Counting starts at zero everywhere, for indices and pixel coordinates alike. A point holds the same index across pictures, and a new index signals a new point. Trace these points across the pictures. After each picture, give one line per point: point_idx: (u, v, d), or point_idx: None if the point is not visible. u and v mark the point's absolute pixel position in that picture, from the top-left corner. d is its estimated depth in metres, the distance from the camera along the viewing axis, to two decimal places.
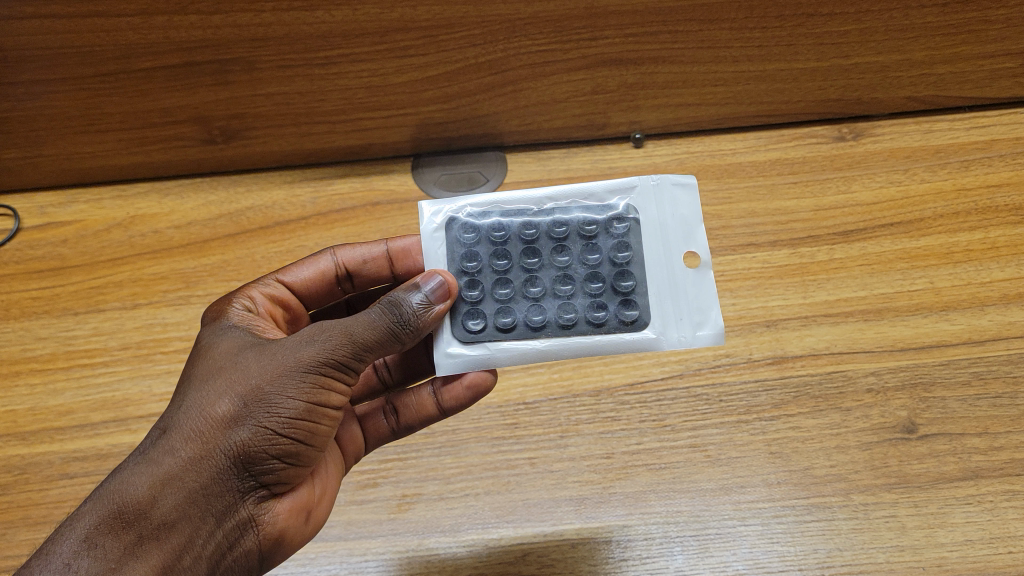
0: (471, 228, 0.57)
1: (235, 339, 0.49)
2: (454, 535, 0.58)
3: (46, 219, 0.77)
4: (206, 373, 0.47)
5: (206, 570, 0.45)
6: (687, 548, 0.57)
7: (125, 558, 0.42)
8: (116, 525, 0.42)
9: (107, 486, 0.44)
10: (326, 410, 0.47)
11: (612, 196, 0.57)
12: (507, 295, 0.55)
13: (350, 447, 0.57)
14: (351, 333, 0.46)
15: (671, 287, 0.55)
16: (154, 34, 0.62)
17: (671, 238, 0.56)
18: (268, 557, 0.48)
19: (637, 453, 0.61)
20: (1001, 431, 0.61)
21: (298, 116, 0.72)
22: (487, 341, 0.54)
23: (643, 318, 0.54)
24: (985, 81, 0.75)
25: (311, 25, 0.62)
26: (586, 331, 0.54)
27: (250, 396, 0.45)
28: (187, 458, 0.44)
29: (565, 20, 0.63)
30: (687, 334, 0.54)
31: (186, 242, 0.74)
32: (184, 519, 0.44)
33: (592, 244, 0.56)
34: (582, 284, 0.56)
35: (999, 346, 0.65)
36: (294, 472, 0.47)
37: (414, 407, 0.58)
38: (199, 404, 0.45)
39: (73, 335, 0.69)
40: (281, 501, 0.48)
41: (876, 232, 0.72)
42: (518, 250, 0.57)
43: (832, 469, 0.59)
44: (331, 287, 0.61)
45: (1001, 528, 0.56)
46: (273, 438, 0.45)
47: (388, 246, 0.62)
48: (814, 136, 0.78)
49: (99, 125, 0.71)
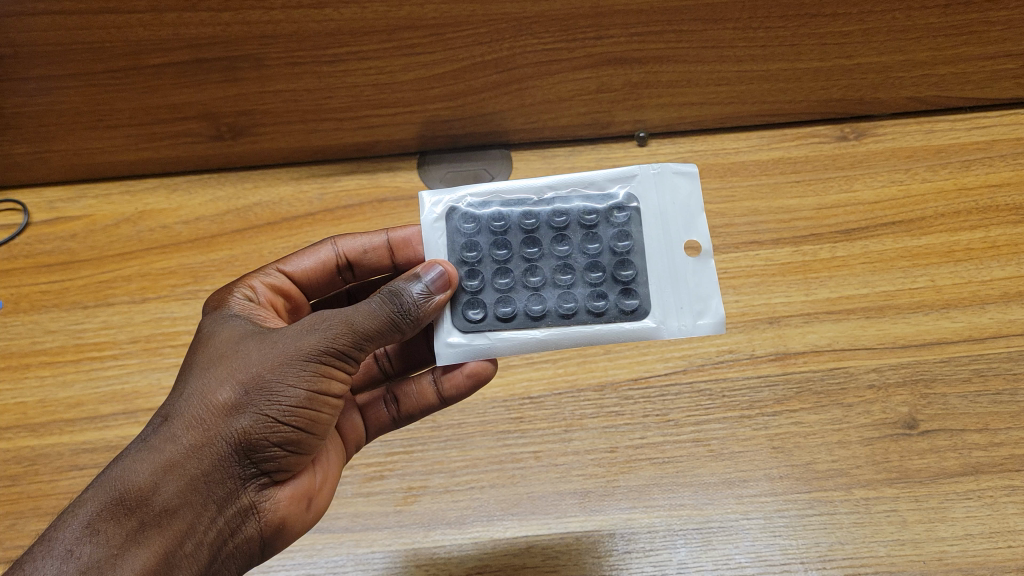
0: (471, 218, 0.57)
1: (236, 328, 0.50)
2: (460, 527, 0.59)
3: (55, 214, 0.78)
4: (207, 361, 0.47)
5: (207, 557, 0.45)
6: (690, 541, 0.57)
7: (127, 545, 0.43)
8: (118, 512, 0.43)
9: (109, 473, 0.44)
10: (326, 399, 0.47)
11: (612, 185, 0.58)
12: (507, 285, 0.56)
13: (352, 436, 0.57)
14: (352, 323, 0.47)
15: (671, 276, 0.55)
16: (165, 31, 0.63)
17: (671, 227, 0.56)
18: (269, 544, 0.49)
19: (641, 447, 0.62)
20: (1001, 428, 0.61)
21: (305, 112, 0.72)
22: (487, 330, 0.55)
23: (643, 307, 0.55)
24: (986, 81, 0.75)
25: (320, 22, 0.62)
26: (586, 320, 0.55)
27: (251, 384, 0.45)
28: (189, 446, 0.44)
29: (571, 18, 0.64)
30: (688, 323, 0.55)
31: (194, 237, 0.75)
32: (185, 506, 0.44)
33: (592, 233, 0.57)
34: (583, 273, 0.56)
35: (999, 343, 0.65)
36: (295, 460, 0.48)
37: (414, 395, 0.58)
38: (200, 391, 0.46)
39: (82, 329, 0.70)
40: (283, 488, 0.49)
41: (878, 230, 0.72)
42: (518, 240, 0.57)
43: (833, 464, 0.60)
44: (332, 276, 0.62)
45: (1001, 522, 0.57)
46: (274, 426, 0.45)
47: (389, 236, 0.62)
48: (816, 135, 0.79)
49: (109, 120, 0.72)
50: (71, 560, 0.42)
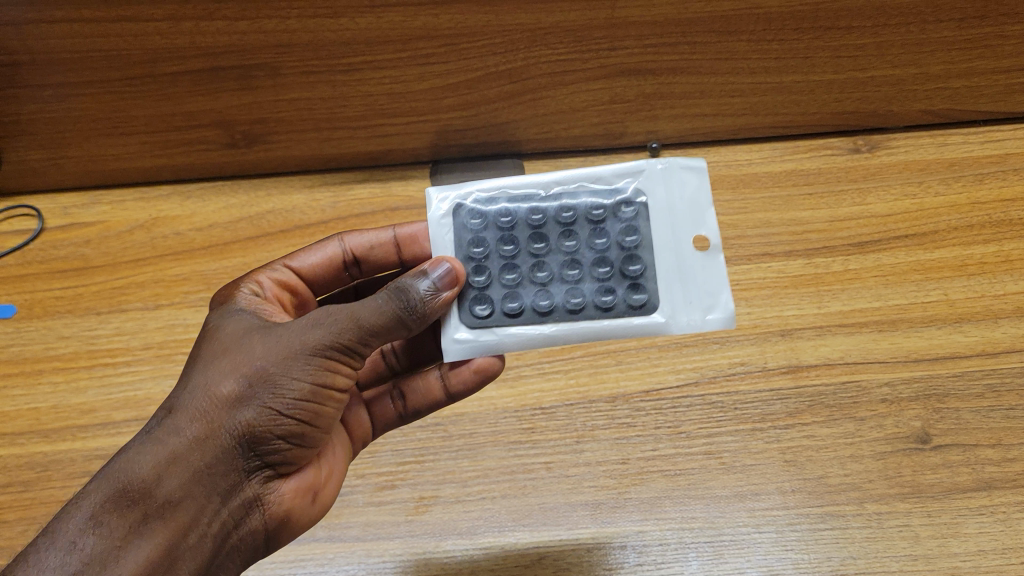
0: (478, 214, 0.57)
1: (242, 320, 0.49)
2: (470, 537, 0.59)
3: (69, 219, 0.77)
4: (211, 354, 0.47)
5: (210, 549, 0.45)
6: (701, 554, 0.57)
7: (130, 537, 0.42)
8: (120, 504, 0.43)
9: (112, 465, 0.44)
10: (331, 392, 0.47)
11: (620, 179, 0.57)
12: (514, 280, 0.56)
13: (358, 432, 0.58)
14: (358, 317, 0.47)
15: (679, 272, 0.55)
16: (181, 39, 0.63)
17: (679, 222, 0.56)
18: (274, 537, 0.50)
19: (652, 459, 0.61)
20: (1014, 443, 0.61)
21: (319, 121, 0.73)
22: (494, 327, 0.55)
23: (652, 302, 0.55)
24: (1000, 95, 0.76)
25: (335, 31, 0.63)
26: (595, 316, 0.55)
27: (255, 376, 0.45)
28: (192, 438, 0.44)
29: (585, 30, 0.64)
30: (698, 318, 0.54)
31: (207, 244, 0.74)
32: (189, 498, 0.44)
33: (600, 228, 0.57)
34: (590, 268, 0.56)
35: (1013, 358, 0.65)
36: (297, 454, 0.48)
37: (421, 391, 0.59)
38: (204, 384, 0.46)
39: (96, 335, 0.69)
40: (287, 480, 0.49)
41: (891, 243, 0.72)
42: (526, 235, 0.57)
43: (846, 478, 0.60)
44: (339, 272, 0.62)
45: (1013, 538, 0.57)
46: (278, 420, 0.45)
47: (396, 233, 0.63)
48: (829, 147, 0.79)
49: (125, 127, 0.72)
50: (73, 552, 0.41)
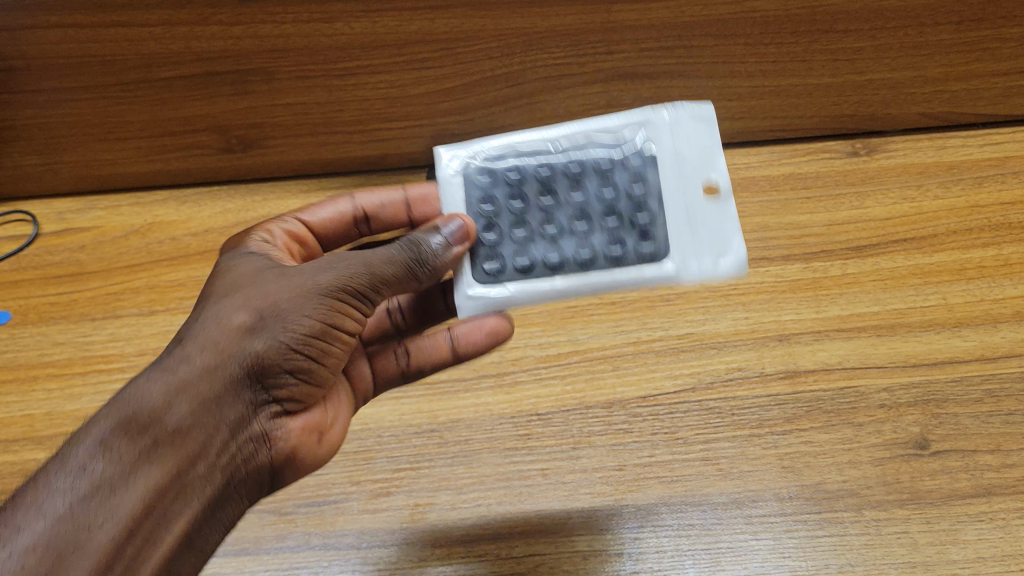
0: (481, 170, 0.53)
1: (252, 263, 0.50)
2: (465, 545, 0.58)
3: (64, 225, 0.77)
4: (223, 291, 0.47)
5: (215, 481, 0.45)
6: (698, 561, 0.56)
7: (139, 461, 0.41)
8: (131, 429, 0.41)
9: (121, 393, 0.43)
10: (339, 334, 0.48)
11: (627, 128, 0.53)
12: (523, 236, 0.53)
13: (360, 385, 0.58)
14: (368, 263, 0.47)
15: (689, 220, 0.52)
16: (176, 44, 0.63)
17: (688, 170, 0.52)
18: (276, 475, 0.50)
19: (649, 465, 0.61)
20: (1013, 449, 0.61)
21: (315, 126, 0.72)
22: (504, 283, 0.52)
23: (662, 250, 0.52)
24: (1000, 98, 0.75)
25: (329, 36, 0.63)
26: (606, 267, 0.52)
27: (268, 311, 0.45)
28: (204, 367, 0.44)
29: (580, 34, 0.64)
30: (709, 265, 0.51)
31: (202, 250, 0.74)
32: (198, 425, 0.43)
33: (608, 178, 0.53)
34: (600, 220, 0.53)
35: (1012, 363, 0.65)
36: (303, 391, 0.49)
37: (429, 349, 0.60)
38: (216, 317, 0.45)
39: (90, 341, 0.68)
40: (293, 421, 0.51)
41: (889, 247, 0.72)
42: (534, 190, 0.53)
43: (843, 484, 0.59)
44: (348, 229, 0.62)
45: (1013, 545, 0.56)
46: (288, 355, 0.46)
47: (407, 194, 0.62)
48: (827, 151, 0.79)
49: (120, 132, 0.72)
50: (82, 476, 0.40)
